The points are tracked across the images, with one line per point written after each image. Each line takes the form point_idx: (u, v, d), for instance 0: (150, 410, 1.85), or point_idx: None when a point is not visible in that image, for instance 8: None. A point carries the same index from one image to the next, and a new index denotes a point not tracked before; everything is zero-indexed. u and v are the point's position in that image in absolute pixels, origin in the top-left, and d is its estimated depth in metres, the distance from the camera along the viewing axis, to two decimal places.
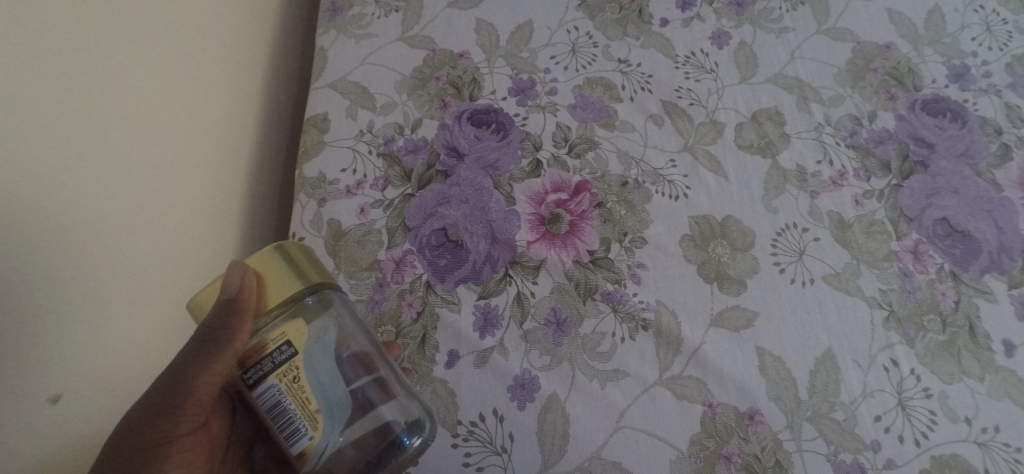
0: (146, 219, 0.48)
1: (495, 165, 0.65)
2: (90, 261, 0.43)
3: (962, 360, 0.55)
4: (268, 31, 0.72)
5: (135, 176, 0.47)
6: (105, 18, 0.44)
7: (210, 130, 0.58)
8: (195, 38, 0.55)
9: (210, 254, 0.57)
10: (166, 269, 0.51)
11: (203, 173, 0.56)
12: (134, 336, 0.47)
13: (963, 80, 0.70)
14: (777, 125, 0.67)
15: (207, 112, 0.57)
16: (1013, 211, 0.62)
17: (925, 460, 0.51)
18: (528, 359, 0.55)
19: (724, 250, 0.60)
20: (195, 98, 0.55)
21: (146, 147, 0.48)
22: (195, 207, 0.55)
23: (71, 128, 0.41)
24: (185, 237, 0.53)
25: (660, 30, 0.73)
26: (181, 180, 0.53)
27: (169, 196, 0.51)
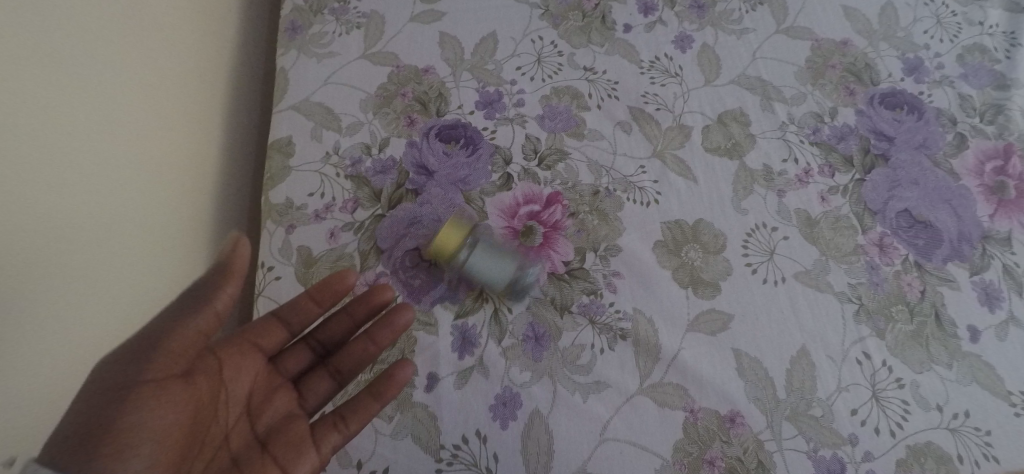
0: (137, 194, 0.54)
1: (465, 180, 0.65)
2: (88, 220, 0.48)
3: (931, 348, 0.56)
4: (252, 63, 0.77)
5: (129, 160, 0.53)
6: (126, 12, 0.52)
7: (196, 131, 0.63)
8: (196, 44, 0.63)
9: (184, 250, 0.61)
10: (147, 249, 0.55)
11: (187, 170, 0.61)
12: (107, 309, 0.51)
13: (917, 73, 0.72)
14: (742, 126, 0.68)
15: (196, 113, 0.63)
16: (971, 198, 0.64)
17: (900, 450, 0.52)
18: (509, 376, 0.55)
19: (697, 254, 0.61)
20: (189, 97, 0.62)
21: (142, 127, 0.54)
22: (175, 199, 0.59)
23: (90, 100, 0.48)
24: (166, 225, 0.58)
25: (624, 36, 0.74)
26: (170, 169, 0.58)
27: (158, 179, 0.56)
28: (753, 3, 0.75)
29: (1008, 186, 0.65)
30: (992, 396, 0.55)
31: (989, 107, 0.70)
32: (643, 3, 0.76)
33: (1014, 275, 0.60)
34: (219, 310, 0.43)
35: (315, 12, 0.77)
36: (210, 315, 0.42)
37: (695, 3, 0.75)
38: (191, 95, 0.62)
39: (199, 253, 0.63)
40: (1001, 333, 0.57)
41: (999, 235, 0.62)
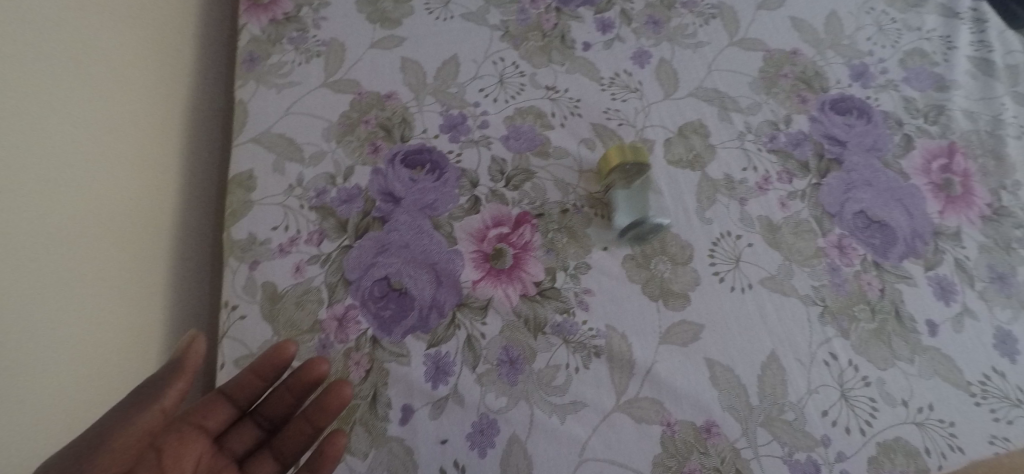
0: (88, 235, 0.54)
1: (432, 205, 0.65)
2: (40, 257, 0.49)
3: (894, 345, 0.58)
4: (212, 102, 0.77)
5: (80, 201, 0.53)
6: (82, 52, 0.55)
7: (151, 174, 0.64)
8: (151, 88, 0.65)
9: (137, 299, 0.60)
10: (97, 292, 0.55)
11: (141, 216, 0.62)
12: (64, 357, 0.50)
13: (863, 79, 0.75)
14: (702, 137, 0.70)
15: (149, 156, 0.64)
16: (921, 197, 0.67)
17: (871, 448, 0.54)
18: (484, 402, 0.55)
19: (665, 266, 0.61)
20: (142, 139, 0.63)
21: (93, 167, 0.55)
22: (128, 245, 0.59)
23: (44, 135, 0.50)
24: (117, 272, 0.57)
25: (583, 53, 0.75)
26: (121, 213, 0.59)
27: (107, 220, 0.57)
28: (706, 17, 0.77)
29: (954, 183, 0.68)
30: (954, 388, 0.56)
31: (932, 108, 0.73)
32: (600, 21, 0.77)
33: (967, 268, 0.62)
34: (166, 407, 0.41)
35: (273, 42, 0.77)
36: (156, 413, 0.41)
37: (650, 19, 0.77)
38: (145, 138, 0.63)
39: (156, 305, 0.62)
40: (958, 325, 0.59)
41: (949, 230, 0.65)
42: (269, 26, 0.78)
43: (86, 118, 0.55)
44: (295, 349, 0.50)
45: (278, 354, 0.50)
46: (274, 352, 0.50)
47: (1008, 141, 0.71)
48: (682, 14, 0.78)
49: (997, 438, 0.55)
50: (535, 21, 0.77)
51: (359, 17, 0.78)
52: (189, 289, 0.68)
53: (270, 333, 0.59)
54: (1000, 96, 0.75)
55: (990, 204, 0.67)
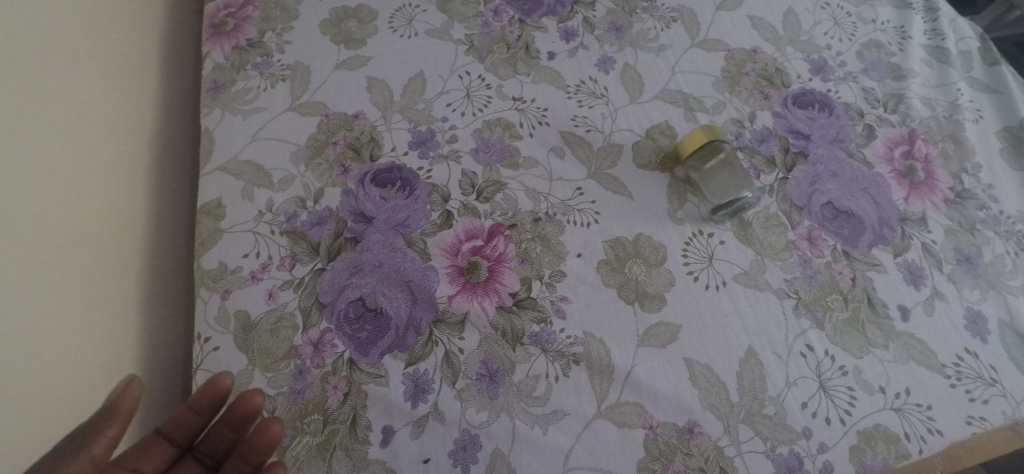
0: (67, 261, 0.56)
1: (405, 222, 0.65)
2: (17, 279, 0.51)
3: (867, 333, 0.59)
4: (185, 133, 0.76)
5: (58, 227, 0.55)
6: (64, 84, 0.59)
7: (131, 205, 0.65)
8: (131, 122, 0.68)
9: (118, 330, 0.60)
10: (78, 321, 0.56)
11: (123, 247, 0.63)
12: (41, 384, 0.51)
13: (823, 72, 0.76)
14: (669, 139, 0.70)
15: (129, 188, 0.65)
16: (885, 184, 0.67)
17: (852, 436, 0.54)
18: (466, 417, 0.55)
19: (640, 269, 0.62)
20: (123, 171, 0.65)
21: (72, 195, 0.57)
22: (110, 274, 0.61)
23: (21, 159, 0.53)
24: (99, 302, 0.59)
25: (548, 63, 0.75)
26: (101, 242, 0.60)
27: (87, 248, 0.58)
28: (667, 20, 0.78)
29: (917, 169, 0.69)
30: (929, 371, 0.57)
31: (891, 97, 0.74)
32: (564, 30, 0.77)
33: (934, 252, 0.63)
34: (96, 456, 0.40)
35: (238, 68, 0.76)
36: (85, 462, 0.40)
37: (612, 25, 0.78)
38: (125, 170, 0.65)
39: (134, 338, 0.62)
40: (928, 309, 0.60)
41: (914, 216, 0.65)
42: (232, 53, 0.77)
43: (66, 147, 0.58)
44: (230, 380, 0.48)
45: (213, 386, 0.48)
46: (208, 385, 0.47)
47: (965, 125, 0.73)
48: (643, 19, 0.78)
49: (973, 418, 0.55)
50: (499, 33, 0.77)
51: (323, 40, 0.77)
52: (164, 318, 0.66)
53: (245, 362, 0.59)
54: (956, 81, 0.76)
55: (953, 188, 0.68)
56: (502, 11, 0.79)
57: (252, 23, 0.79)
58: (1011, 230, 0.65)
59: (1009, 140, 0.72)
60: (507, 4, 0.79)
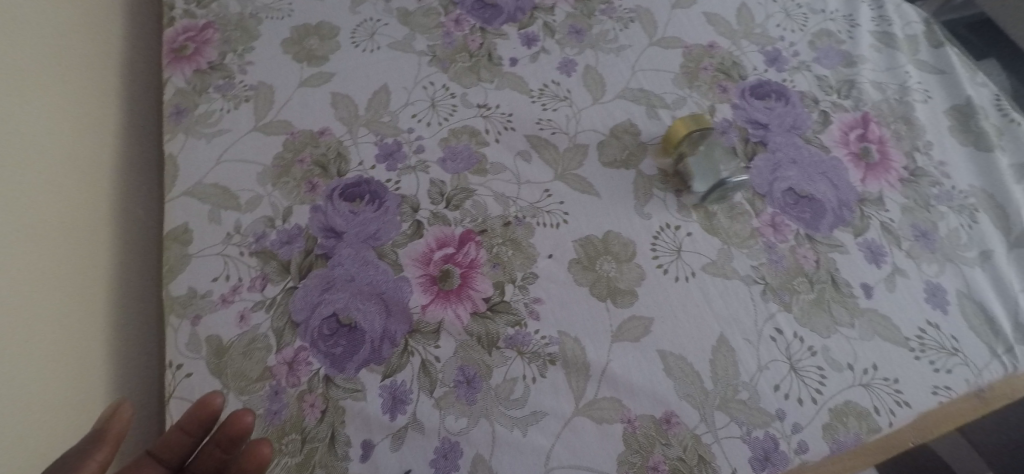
0: (39, 283, 0.55)
1: (375, 235, 0.65)
2: None
3: (834, 312, 0.60)
4: (148, 158, 0.76)
5: (29, 248, 0.55)
6: (28, 105, 0.58)
7: (95, 229, 0.64)
8: (92, 144, 0.67)
9: (86, 359, 0.59)
10: (47, 347, 0.55)
11: (90, 271, 0.62)
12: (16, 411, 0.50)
13: (778, 63, 0.78)
14: (633, 136, 0.71)
15: (92, 211, 0.65)
16: (843, 168, 0.69)
17: (824, 414, 0.55)
18: (445, 425, 0.55)
19: (611, 265, 0.63)
20: (86, 194, 0.64)
21: (39, 216, 0.57)
22: (79, 299, 0.60)
23: None
24: (69, 327, 0.58)
25: (511, 69, 0.76)
26: (69, 266, 0.60)
27: (56, 272, 0.58)
28: (625, 21, 0.80)
29: (872, 150, 0.71)
30: (894, 345, 0.59)
31: (844, 83, 0.76)
32: (525, 36, 0.78)
33: (893, 230, 0.65)
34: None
35: (200, 92, 0.76)
36: None
37: (572, 29, 0.79)
38: (89, 193, 0.65)
39: (104, 367, 0.61)
40: (890, 285, 0.62)
41: (872, 196, 0.67)
42: (194, 76, 0.77)
43: (32, 167, 0.57)
44: (221, 399, 0.48)
45: (204, 407, 0.48)
46: (200, 405, 0.48)
47: (915, 106, 0.75)
48: (601, 21, 0.80)
49: (939, 388, 0.57)
50: (460, 42, 0.78)
51: (285, 58, 0.77)
52: (135, 348, 0.65)
53: (219, 386, 0.58)
54: (904, 64, 0.78)
55: (907, 167, 0.70)
56: (463, 21, 0.80)
57: (213, 46, 0.79)
58: (964, 203, 0.67)
59: (958, 117, 0.74)
60: (467, 13, 0.80)
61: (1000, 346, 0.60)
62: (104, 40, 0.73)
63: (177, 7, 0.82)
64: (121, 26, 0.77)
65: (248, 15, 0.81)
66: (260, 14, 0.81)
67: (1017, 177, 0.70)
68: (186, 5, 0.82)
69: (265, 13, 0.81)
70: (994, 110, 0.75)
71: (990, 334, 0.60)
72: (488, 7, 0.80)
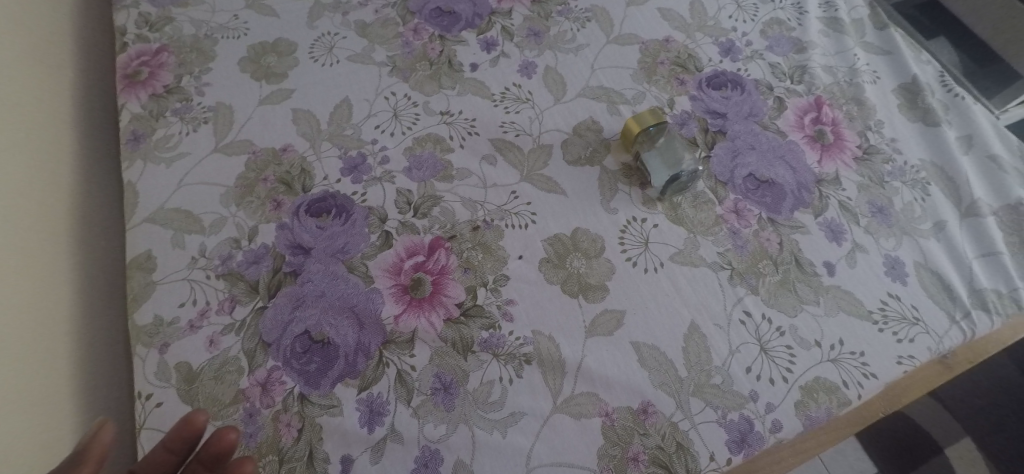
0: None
1: (344, 249, 0.64)
2: None
3: (799, 291, 0.62)
4: (107, 184, 0.74)
5: None
6: None
7: (53, 259, 0.63)
8: (47, 173, 0.66)
9: (51, 392, 0.58)
10: (7, 382, 0.53)
11: (50, 303, 0.61)
12: None
13: (732, 53, 0.79)
14: (596, 133, 0.72)
15: (49, 241, 0.63)
16: (800, 150, 0.71)
17: (796, 392, 0.57)
18: (424, 433, 0.55)
19: (580, 262, 0.63)
20: (42, 224, 0.63)
21: None
22: (39, 331, 0.58)
23: None
24: (30, 360, 0.56)
25: (472, 74, 0.77)
26: (28, 299, 0.58)
27: (14, 305, 0.56)
28: (582, 21, 0.81)
29: (826, 132, 0.72)
30: (858, 319, 0.61)
31: (796, 69, 0.78)
32: (484, 41, 0.79)
33: (850, 208, 0.67)
34: None
35: (157, 116, 0.74)
36: None
37: (530, 31, 0.80)
38: (44, 222, 0.63)
39: (71, 399, 0.60)
40: (851, 261, 0.64)
41: (829, 177, 0.69)
42: (150, 101, 0.76)
43: None
44: (206, 417, 0.46)
45: (188, 424, 0.46)
46: (183, 423, 0.46)
47: (865, 87, 0.76)
48: (559, 22, 0.80)
49: (903, 357, 0.59)
50: (420, 51, 0.78)
51: (243, 77, 0.77)
52: (104, 377, 0.64)
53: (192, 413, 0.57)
54: (852, 47, 0.80)
55: (860, 146, 0.72)
56: (421, 30, 0.80)
57: (168, 69, 0.77)
58: (916, 177, 0.69)
59: (906, 95, 0.76)
60: (425, 22, 0.80)
61: (958, 312, 0.62)
62: (53, 70, 0.72)
63: (128, 32, 0.81)
64: (71, 54, 0.76)
65: (203, 36, 0.80)
66: (215, 34, 0.80)
67: (962, 149, 0.72)
68: (137, 29, 0.81)
69: (220, 33, 0.80)
70: (938, 87, 0.77)
71: (948, 301, 0.62)
72: (446, 14, 0.80)
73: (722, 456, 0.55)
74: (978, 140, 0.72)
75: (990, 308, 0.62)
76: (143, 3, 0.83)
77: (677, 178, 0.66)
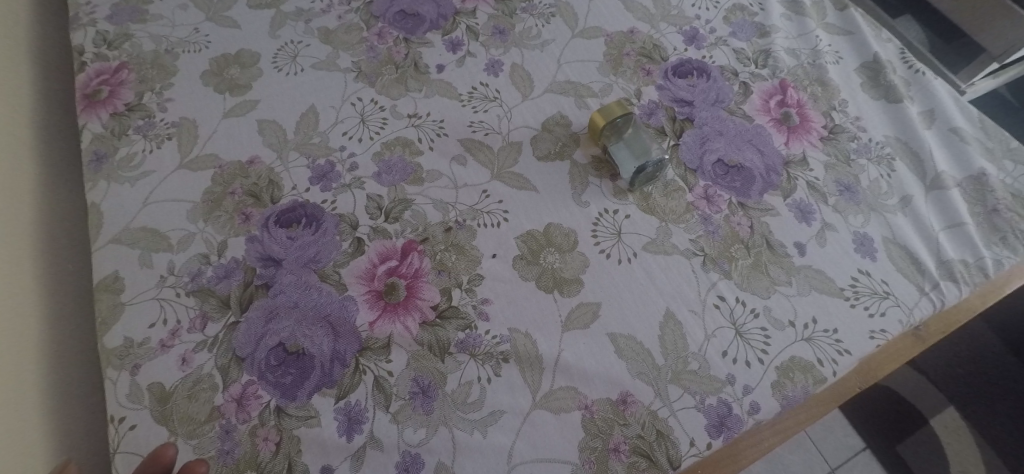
0: None
1: (315, 258, 0.64)
2: None
3: (771, 272, 0.62)
4: (70, 203, 0.72)
5: None
6: None
7: (17, 279, 0.61)
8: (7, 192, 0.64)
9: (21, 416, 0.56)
10: None
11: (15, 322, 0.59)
12: None
13: (696, 41, 0.78)
14: (565, 128, 0.72)
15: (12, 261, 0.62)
16: (767, 133, 0.71)
17: (772, 372, 0.58)
18: (404, 438, 0.55)
19: (555, 257, 0.63)
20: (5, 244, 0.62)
21: None
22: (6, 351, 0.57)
23: None
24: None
25: (438, 75, 0.76)
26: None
27: None
28: (546, 17, 0.80)
29: (792, 114, 0.73)
30: (831, 296, 0.61)
31: (760, 54, 0.77)
32: (449, 42, 0.78)
33: (819, 188, 0.67)
34: None
35: (119, 135, 0.73)
36: None
37: (495, 29, 0.79)
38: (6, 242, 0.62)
39: (42, 422, 0.58)
40: (821, 240, 0.64)
41: (796, 158, 0.69)
42: (111, 120, 0.74)
43: None
44: (173, 450, 0.51)
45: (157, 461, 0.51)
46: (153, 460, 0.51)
47: (828, 68, 0.77)
48: (524, 19, 0.80)
49: (875, 331, 0.60)
50: (385, 55, 0.78)
51: (206, 91, 0.76)
52: (75, 399, 0.62)
53: (165, 433, 0.57)
54: (814, 30, 0.80)
55: (826, 126, 0.72)
56: (386, 34, 0.79)
57: (129, 87, 0.76)
58: (881, 153, 0.70)
59: (868, 74, 0.76)
60: (389, 25, 0.79)
61: (927, 283, 0.63)
62: (10, 94, 0.70)
63: (86, 51, 0.79)
64: (27, 75, 0.74)
65: (164, 51, 0.78)
66: (176, 49, 0.79)
67: (925, 123, 0.72)
68: (96, 47, 0.79)
69: (181, 47, 0.79)
70: (899, 64, 0.77)
71: (917, 274, 0.63)
72: (410, 17, 0.80)
73: (702, 441, 0.55)
74: (939, 114, 0.73)
75: (958, 278, 0.63)
76: (101, 21, 0.81)
77: (644, 169, 0.66)
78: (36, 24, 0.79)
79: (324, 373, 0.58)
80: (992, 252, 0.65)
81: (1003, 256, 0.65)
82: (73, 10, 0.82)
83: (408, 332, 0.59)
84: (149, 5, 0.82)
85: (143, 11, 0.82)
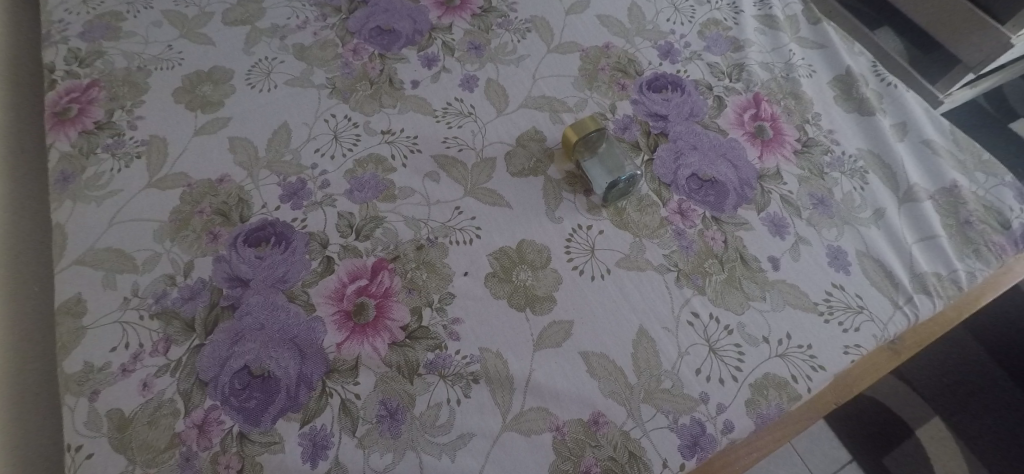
0: None
1: (283, 278, 0.62)
2: None
3: (745, 288, 0.62)
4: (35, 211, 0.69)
5: None
6: None
7: None
8: None
9: None
10: None
11: None
12: None
13: (671, 55, 0.78)
14: (539, 143, 0.71)
15: None
16: (741, 147, 0.70)
17: (746, 390, 0.58)
18: (370, 464, 0.55)
19: (527, 274, 0.62)
20: None
21: None
22: None
23: None
24: None
25: (413, 91, 0.75)
26: None
27: None
28: (523, 31, 0.79)
29: (766, 127, 0.72)
30: (805, 312, 0.61)
31: (734, 67, 0.77)
32: (424, 57, 0.78)
33: (792, 202, 0.67)
34: None
35: (87, 154, 0.72)
36: None
37: (471, 44, 0.79)
38: None
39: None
40: (795, 254, 0.64)
41: (770, 172, 0.69)
42: (80, 139, 0.73)
43: None
44: None
45: None
46: None
47: (802, 81, 0.76)
48: (499, 34, 0.79)
49: (850, 346, 0.60)
50: (361, 71, 0.77)
51: (177, 108, 0.74)
52: (31, 413, 0.59)
53: (124, 462, 0.56)
54: (787, 43, 0.80)
55: (800, 139, 0.72)
56: (361, 50, 0.78)
57: (99, 105, 0.75)
58: (855, 167, 0.70)
59: (842, 87, 0.76)
60: (365, 42, 0.79)
61: (901, 297, 0.63)
62: None
63: (57, 68, 0.78)
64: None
65: (136, 69, 0.77)
66: (148, 66, 0.77)
67: (898, 136, 0.73)
68: (67, 65, 0.78)
69: (153, 64, 0.78)
70: (872, 77, 0.77)
71: (891, 287, 0.63)
72: (385, 33, 0.79)
73: (675, 462, 0.55)
74: (912, 126, 0.73)
75: (931, 291, 0.63)
76: (73, 38, 0.80)
77: (616, 185, 0.66)
78: (8, 41, 0.78)
79: (289, 396, 0.57)
80: (965, 264, 0.65)
81: (976, 268, 0.65)
82: (45, 28, 0.81)
83: (376, 353, 0.59)
84: (122, 23, 0.81)
85: (116, 28, 0.81)
